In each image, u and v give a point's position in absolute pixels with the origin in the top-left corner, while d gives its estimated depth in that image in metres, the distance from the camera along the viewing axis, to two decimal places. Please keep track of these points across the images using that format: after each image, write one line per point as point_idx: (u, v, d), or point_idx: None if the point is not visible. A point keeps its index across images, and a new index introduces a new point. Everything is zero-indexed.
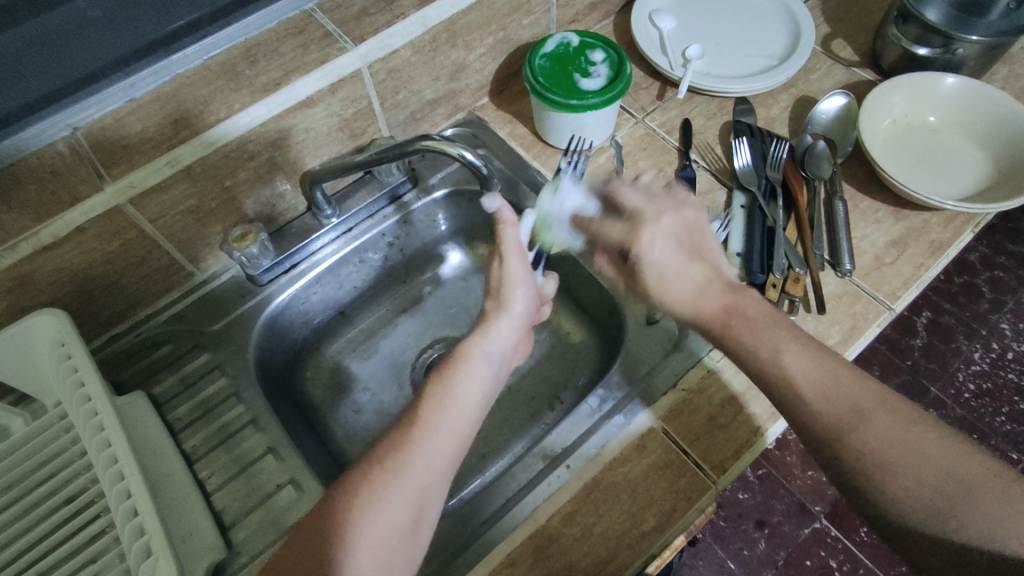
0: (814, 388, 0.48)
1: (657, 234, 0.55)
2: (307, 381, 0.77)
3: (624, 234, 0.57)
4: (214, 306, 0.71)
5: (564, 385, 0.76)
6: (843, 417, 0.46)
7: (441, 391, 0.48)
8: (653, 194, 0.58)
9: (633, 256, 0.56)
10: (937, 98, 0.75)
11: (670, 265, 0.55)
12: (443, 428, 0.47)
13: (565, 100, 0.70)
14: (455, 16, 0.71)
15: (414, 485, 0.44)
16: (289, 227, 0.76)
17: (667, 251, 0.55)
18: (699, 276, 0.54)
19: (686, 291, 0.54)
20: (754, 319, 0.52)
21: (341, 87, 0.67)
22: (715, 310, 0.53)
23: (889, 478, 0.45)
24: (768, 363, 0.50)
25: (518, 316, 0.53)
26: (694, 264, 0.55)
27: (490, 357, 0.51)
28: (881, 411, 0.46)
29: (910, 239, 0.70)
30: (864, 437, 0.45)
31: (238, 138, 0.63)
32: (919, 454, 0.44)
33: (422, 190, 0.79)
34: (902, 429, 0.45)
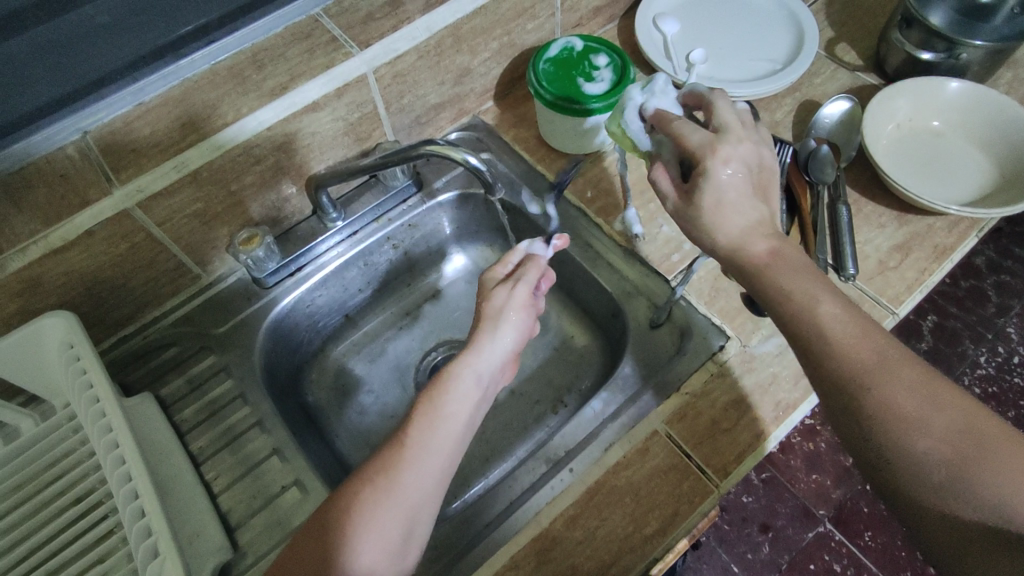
0: (841, 336, 0.46)
1: (733, 157, 0.50)
2: (310, 385, 0.78)
3: (703, 141, 0.51)
4: (221, 308, 0.72)
5: (567, 389, 0.77)
6: (866, 366, 0.44)
7: (430, 409, 0.50)
8: (746, 122, 0.54)
9: (705, 162, 0.50)
10: (941, 102, 0.74)
11: (736, 188, 0.50)
12: (433, 446, 0.48)
13: (569, 104, 0.70)
14: (461, 21, 0.71)
15: (405, 500, 0.45)
16: (294, 230, 0.77)
17: (736, 176, 0.50)
18: (755, 216, 0.50)
19: (741, 221, 0.50)
20: (796, 266, 0.49)
21: (347, 91, 0.67)
22: (762, 252, 0.50)
23: (908, 431, 0.42)
24: (800, 309, 0.48)
25: (509, 339, 0.55)
26: (753, 203, 0.51)
27: (479, 377, 0.52)
28: (909, 366, 0.44)
29: (914, 243, 0.70)
30: (887, 388, 0.43)
31: (245, 143, 0.63)
32: (946, 412, 0.42)
33: (427, 194, 0.79)
34: (921, 386, 0.43)
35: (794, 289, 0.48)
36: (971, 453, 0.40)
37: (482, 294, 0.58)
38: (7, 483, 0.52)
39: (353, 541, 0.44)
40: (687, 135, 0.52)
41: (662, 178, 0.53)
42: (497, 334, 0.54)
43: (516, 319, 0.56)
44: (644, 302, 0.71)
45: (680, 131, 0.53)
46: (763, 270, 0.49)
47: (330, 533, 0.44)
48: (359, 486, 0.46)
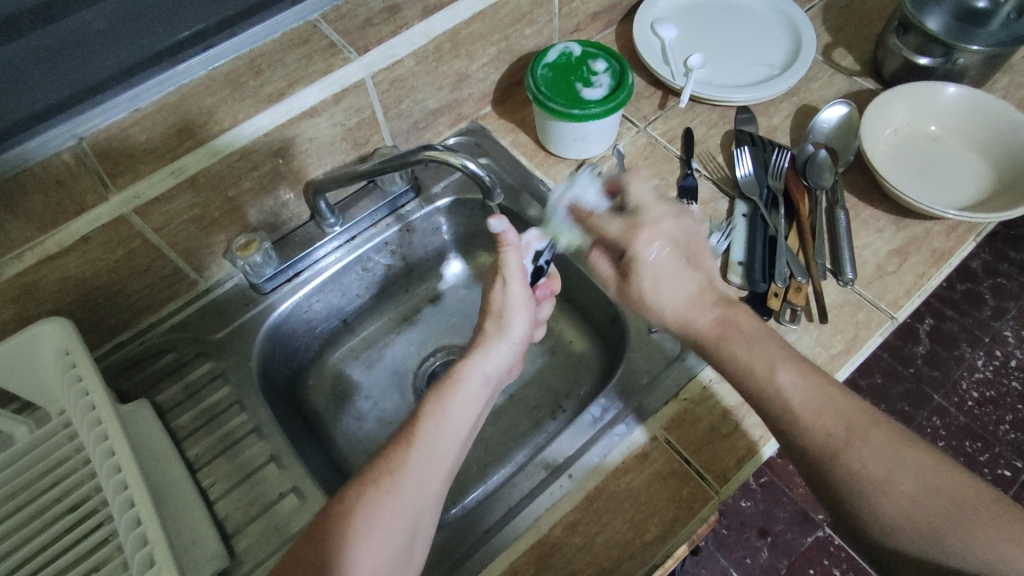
0: (808, 410, 0.49)
1: (654, 235, 0.57)
2: (309, 392, 0.77)
3: (624, 231, 0.58)
4: (219, 314, 0.72)
5: (565, 394, 0.76)
6: (836, 437, 0.47)
7: (438, 408, 0.50)
8: (662, 198, 0.60)
9: (630, 252, 0.57)
10: (939, 107, 0.74)
11: (662, 270, 0.56)
12: (440, 449, 0.48)
13: (567, 109, 0.70)
14: (458, 27, 0.71)
15: (409, 505, 0.45)
16: (291, 236, 0.76)
17: (664, 253, 0.57)
18: (692, 287, 0.56)
19: (678, 301, 0.56)
20: (747, 334, 0.53)
21: (344, 97, 0.68)
22: (710, 323, 0.55)
23: (881, 496, 0.45)
24: (766, 382, 0.51)
25: (516, 339, 0.57)
26: (687, 274, 0.57)
27: (487, 378, 0.54)
28: (875, 429, 0.47)
29: (912, 248, 0.70)
30: (857, 456, 0.47)
31: (242, 148, 0.64)
32: (914, 473, 0.45)
33: (425, 199, 0.79)
34: (895, 451, 0.46)
35: (753, 362, 0.52)
36: (937, 513, 0.44)
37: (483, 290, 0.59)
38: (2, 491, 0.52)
39: (355, 549, 0.43)
40: (605, 229, 0.60)
41: (600, 264, 0.62)
42: (507, 333, 0.56)
43: (522, 317, 0.57)
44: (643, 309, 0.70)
45: (600, 225, 0.60)
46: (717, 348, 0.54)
47: (325, 539, 0.44)
48: (364, 487, 0.45)
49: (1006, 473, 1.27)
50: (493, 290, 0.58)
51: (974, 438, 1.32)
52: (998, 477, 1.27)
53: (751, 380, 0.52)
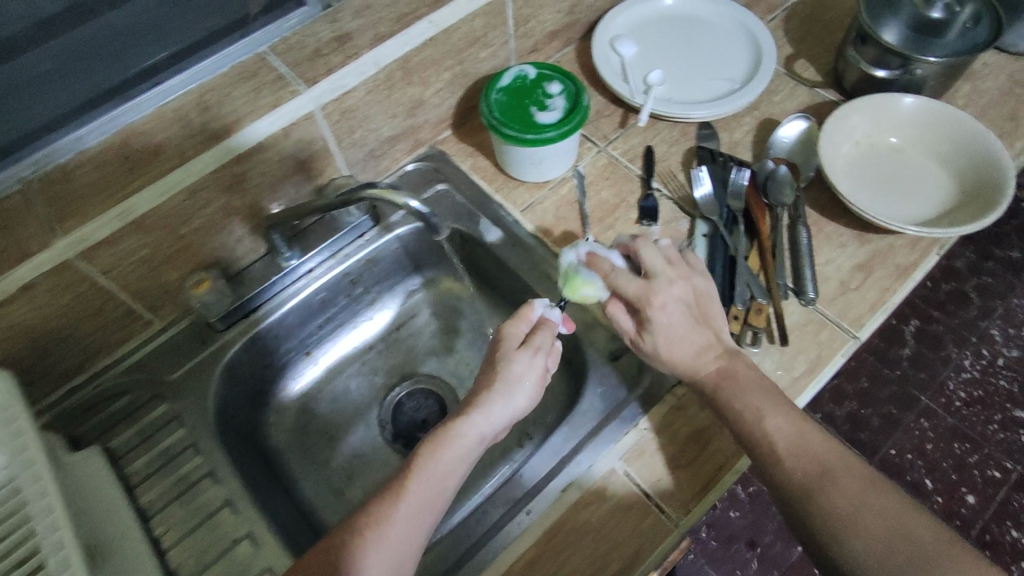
0: (786, 446, 0.52)
1: (668, 299, 0.58)
2: (271, 428, 0.76)
3: (638, 291, 0.59)
4: (176, 353, 0.71)
5: (533, 421, 0.75)
6: (809, 478, 0.51)
7: (431, 463, 0.50)
8: (673, 260, 0.61)
9: (643, 309, 0.58)
10: (898, 118, 0.73)
11: (673, 327, 0.58)
12: (420, 503, 0.49)
13: (520, 135, 0.69)
14: (409, 53, 0.70)
15: (388, 560, 0.46)
16: (248, 270, 0.75)
17: (676, 315, 0.58)
18: (700, 342, 0.58)
19: (686, 350, 0.58)
20: (741, 383, 0.56)
21: (294, 130, 0.67)
22: (712, 371, 0.57)
23: (849, 536, 0.48)
24: (749, 420, 0.54)
25: (518, 404, 0.54)
26: (698, 330, 0.58)
27: (481, 439, 0.52)
28: (847, 472, 0.51)
29: (875, 263, 0.69)
30: (826, 496, 0.50)
31: (191, 186, 0.62)
32: (880, 516, 0.48)
33: (383, 228, 0.78)
34: (865, 492, 0.49)
35: (738, 402, 0.55)
36: (900, 555, 0.47)
37: (500, 349, 0.57)
38: None
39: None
40: (622, 285, 0.60)
41: (620, 320, 0.61)
42: (510, 398, 0.54)
43: (532, 389, 0.55)
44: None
45: (618, 282, 0.60)
46: (714, 390, 0.56)
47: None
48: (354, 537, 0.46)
49: (997, 475, 1.30)
50: (503, 352, 0.56)
51: (963, 440, 1.33)
52: (987, 479, 1.30)
53: (733, 414, 0.55)
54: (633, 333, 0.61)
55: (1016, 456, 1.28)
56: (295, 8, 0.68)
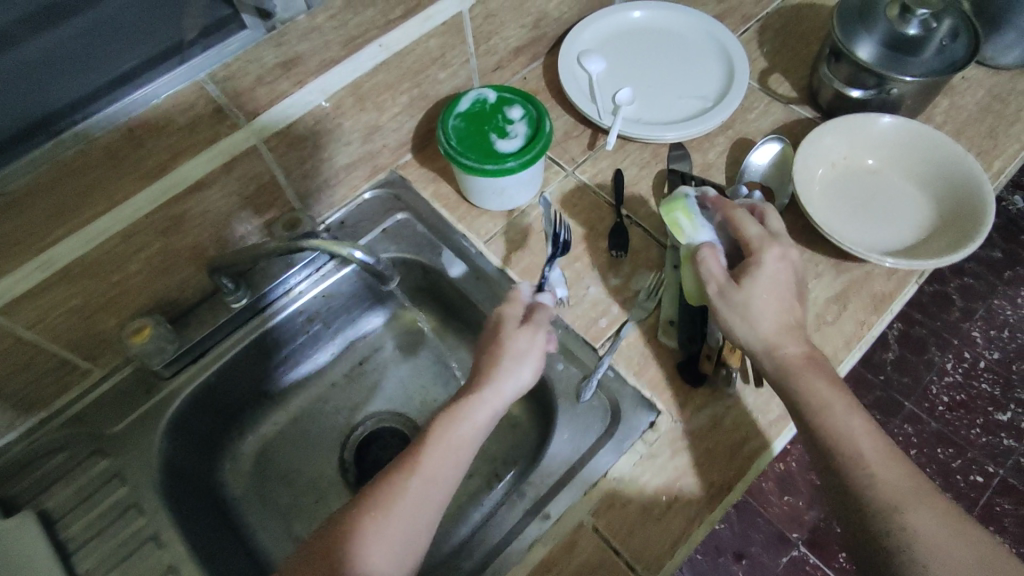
0: (871, 456, 0.49)
1: (781, 258, 0.55)
2: (226, 478, 0.72)
3: (759, 239, 0.56)
4: (120, 403, 0.66)
5: (502, 462, 0.72)
6: (896, 492, 0.48)
7: (445, 437, 0.49)
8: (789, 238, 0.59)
9: (756, 255, 0.55)
10: (874, 139, 0.70)
11: (777, 290, 0.54)
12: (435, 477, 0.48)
13: (479, 164, 0.65)
14: (360, 79, 0.66)
15: (404, 531, 0.45)
16: (195, 310, 0.71)
17: (780, 277, 0.55)
18: (789, 317, 0.55)
19: (774, 317, 0.54)
20: (826, 375, 0.53)
21: (235, 165, 0.63)
22: (798, 352, 0.54)
23: (934, 560, 0.45)
24: (833, 420, 0.51)
25: (528, 376, 0.53)
26: (791, 306, 0.55)
27: (495, 410, 0.52)
28: (932, 496, 0.48)
29: (852, 293, 0.66)
30: (912, 515, 0.47)
31: (122, 232, 0.58)
32: (965, 548, 0.46)
33: (340, 262, 0.74)
34: (949, 519, 0.47)
35: (825, 395, 0.52)
36: None
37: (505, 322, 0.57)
38: None
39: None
40: (747, 226, 0.57)
41: (711, 260, 0.56)
42: (518, 369, 0.53)
43: (539, 360, 0.54)
44: (589, 353, 0.65)
45: (738, 221, 0.58)
46: (799, 372, 0.53)
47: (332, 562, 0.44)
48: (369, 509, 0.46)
49: (979, 479, 1.25)
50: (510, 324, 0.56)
51: (947, 444, 1.29)
52: (971, 483, 1.25)
53: (816, 413, 0.52)
54: (725, 280, 0.55)
55: (998, 460, 1.26)
56: (238, 30, 0.60)
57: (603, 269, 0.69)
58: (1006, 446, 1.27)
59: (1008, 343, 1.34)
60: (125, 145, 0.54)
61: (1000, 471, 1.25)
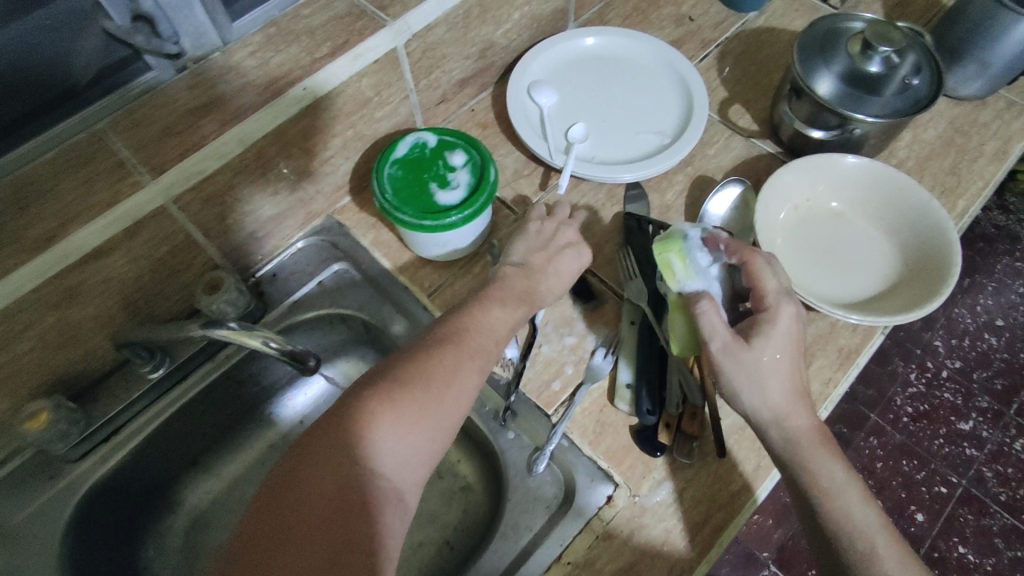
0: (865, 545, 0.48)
1: (797, 314, 0.52)
2: (151, 561, 0.66)
3: (778, 292, 0.53)
4: (21, 491, 0.59)
5: (455, 530, 0.67)
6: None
7: (444, 362, 0.47)
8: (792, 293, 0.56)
9: (772, 310, 0.51)
10: (838, 180, 0.67)
11: (788, 348, 0.51)
12: (462, 385, 0.47)
13: (417, 220, 0.59)
14: (282, 126, 0.60)
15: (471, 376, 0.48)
16: (107, 383, 0.64)
17: (794, 335, 0.51)
18: (799, 384, 0.51)
19: (788, 383, 0.51)
20: (834, 450, 0.51)
21: (141, 228, 0.56)
22: (810, 425, 0.51)
23: None
24: (844, 502, 0.49)
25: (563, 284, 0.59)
26: (801, 371, 0.52)
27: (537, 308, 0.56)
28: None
29: (816, 348, 0.63)
30: None
31: (2, 310, 0.50)
32: None
33: (272, 321, 0.68)
34: None
35: (836, 474, 0.50)
36: None
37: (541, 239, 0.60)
38: None
39: (433, 396, 0.45)
40: (763, 277, 0.53)
41: (712, 314, 0.51)
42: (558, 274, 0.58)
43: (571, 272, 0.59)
44: (542, 421, 0.60)
45: (755, 269, 0.53)
46: (811, 450, 0.50)
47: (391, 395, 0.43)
48: (372, 410, 0.42)
49: (943, 490, 1.25)
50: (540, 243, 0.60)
51: (911, 456, 1.28)
52: (935, 494, 1.25)
53: (825, 495, 0.49)
54: (730, 336, 0.51)
55: (961, 471, 1.25)
56: (144, 69, 0.58)
57: (556, 323, 0.64)
58: (968, 456, 1.27)
59: (968, 351, 1.34)
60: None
61: (963, 482, 1.25)
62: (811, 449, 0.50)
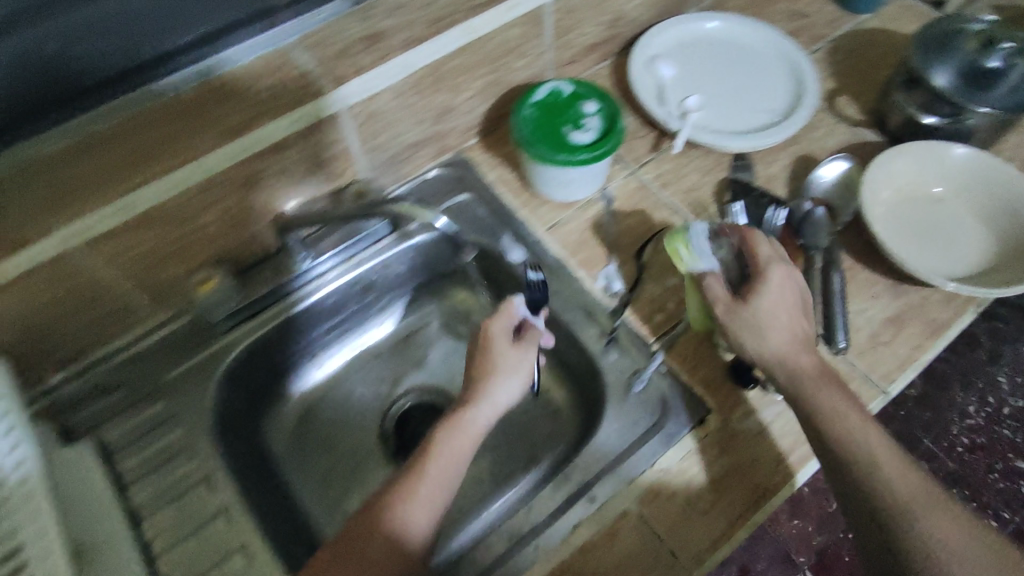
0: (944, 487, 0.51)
1: (789, 276, 0.56)
2: (271, 433, 0.73)
3: (768, 257, 0.57)
4: (176, 350, 0.68)
5: (540, 447, 0.73)
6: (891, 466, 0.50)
7: (444, 454, 0.54)
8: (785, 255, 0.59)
9: (762, 271, 0.56)
10: (944, 167, 0.71)
11: (784, 304, 0.55)
12: (449, 471, 0.53)
13: (553, 153, 0.66)
14: (442, 60, 0.67)
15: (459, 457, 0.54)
16: (258, 268, 0.71)
17: (787, 296, 0.55)
18: (798, 334, 0.55)
19: (785, 330, 0.54)
20: (834, 381, 0.54)
21: (316, 130, 0.63)
22: (807, 363, 0.54)
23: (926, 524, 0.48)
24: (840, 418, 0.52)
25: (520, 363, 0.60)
26: (797, 320, 0.55)
27: (505, 401, 0.58)
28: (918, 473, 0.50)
29: (907, 317, 0.66)
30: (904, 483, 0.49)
31: (199, 187, 0.58)
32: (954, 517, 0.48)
33: (401, 235, 0.74)
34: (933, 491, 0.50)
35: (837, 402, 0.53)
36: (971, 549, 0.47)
37: (491, 334, 0.61)
38: None
39: (423, 489, 0.52)
40: (760, 246, 0.57)
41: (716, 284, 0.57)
42: (510, 365, 0.60)
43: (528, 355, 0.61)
44: (644, 347, 0.66)
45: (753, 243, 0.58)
46: (814, 385, 0.53)
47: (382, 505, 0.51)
48: (377, 520, 0.50)
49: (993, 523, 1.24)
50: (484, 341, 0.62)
51: (963, 485, 1.27)
52: None
53: (825, 417, 0.52)
54: (729, 298, 0.56)
55: (1014, 507, 1.24)
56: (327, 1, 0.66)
57: (660, 267, 0.71)
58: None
59: None
60: (203, 105, 0.58)
61: (1015, 518, 1.23)
62: (816, 387, 0.53)
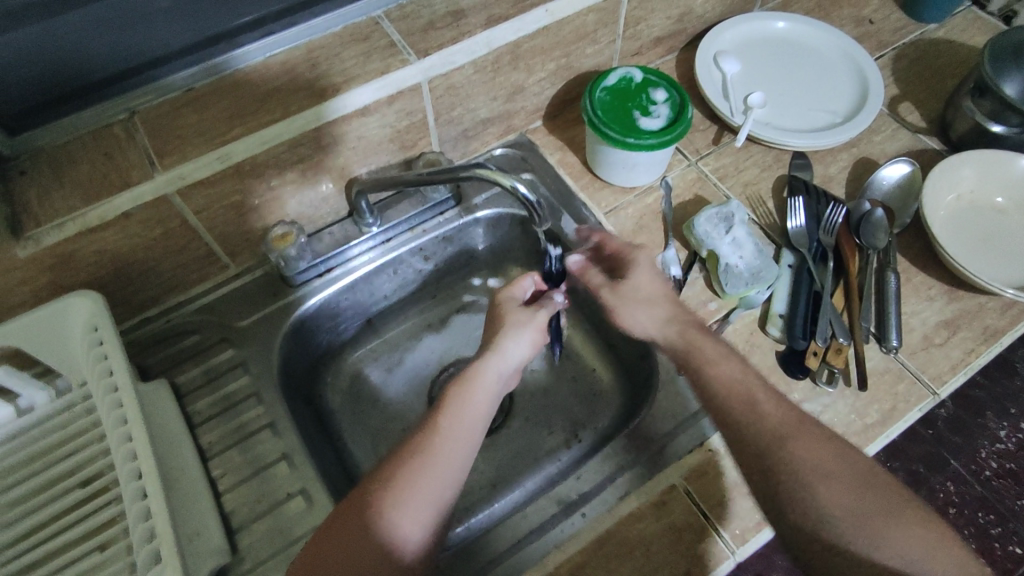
0: None
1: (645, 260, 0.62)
2: (325, 390, 0.77)
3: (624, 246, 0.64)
4: (246, 302, 0.71)
5: (584, 423, 0.75)
6: (783, 426, 0.50)
7: (458, 406, 0.53)
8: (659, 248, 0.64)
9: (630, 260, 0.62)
10: (1007, 178, 0.71)
11: (654, 288, 0.60)
12: (447, 454, 0.50)
13: (621, 137, 0.68)
14: (522, 39, 0.69)
15: (458, 438, 0.51)
16: (328, 231, 0.75)
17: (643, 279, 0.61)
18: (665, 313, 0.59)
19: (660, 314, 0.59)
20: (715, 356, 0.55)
21: (398, 99, 0.66)
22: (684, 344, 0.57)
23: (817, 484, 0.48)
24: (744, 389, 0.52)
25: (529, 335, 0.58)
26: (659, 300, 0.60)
27: (502, 374, 0.56)
28: (805, 431, 0.50)
29: (962, 321, 0.67)
30: (799, 445, 0.49)
31: (285, 143, 0.62)
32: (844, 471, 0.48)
33: (464, 209, 0.78)
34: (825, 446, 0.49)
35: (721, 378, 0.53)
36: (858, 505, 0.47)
37: (502, 305, 0.61)
38: (55, 471, 0.54)
39: (419, 472, 0.49)
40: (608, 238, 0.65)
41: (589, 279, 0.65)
42: (518, 338, 0.57)
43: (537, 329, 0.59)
44: None
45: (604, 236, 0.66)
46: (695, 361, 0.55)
47: (375, 494, 0.48)
48: (372, 509, 0.47)
49: None
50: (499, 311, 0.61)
51: None
52: None
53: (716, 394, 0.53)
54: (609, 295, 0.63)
55: None
56: None
57: None
58: None
59: None
60: (297, 70, 0.61)
61: None
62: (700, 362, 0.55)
